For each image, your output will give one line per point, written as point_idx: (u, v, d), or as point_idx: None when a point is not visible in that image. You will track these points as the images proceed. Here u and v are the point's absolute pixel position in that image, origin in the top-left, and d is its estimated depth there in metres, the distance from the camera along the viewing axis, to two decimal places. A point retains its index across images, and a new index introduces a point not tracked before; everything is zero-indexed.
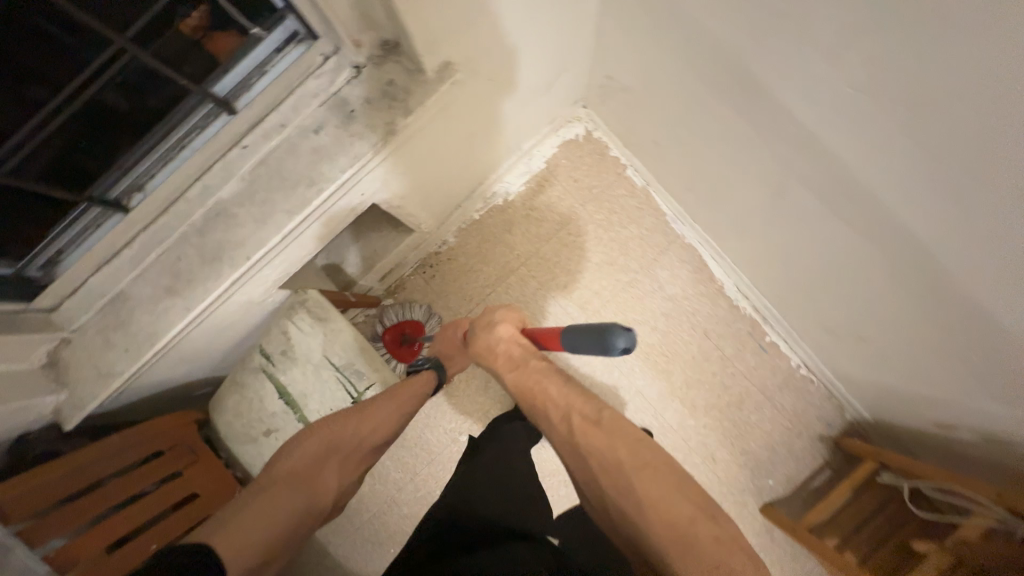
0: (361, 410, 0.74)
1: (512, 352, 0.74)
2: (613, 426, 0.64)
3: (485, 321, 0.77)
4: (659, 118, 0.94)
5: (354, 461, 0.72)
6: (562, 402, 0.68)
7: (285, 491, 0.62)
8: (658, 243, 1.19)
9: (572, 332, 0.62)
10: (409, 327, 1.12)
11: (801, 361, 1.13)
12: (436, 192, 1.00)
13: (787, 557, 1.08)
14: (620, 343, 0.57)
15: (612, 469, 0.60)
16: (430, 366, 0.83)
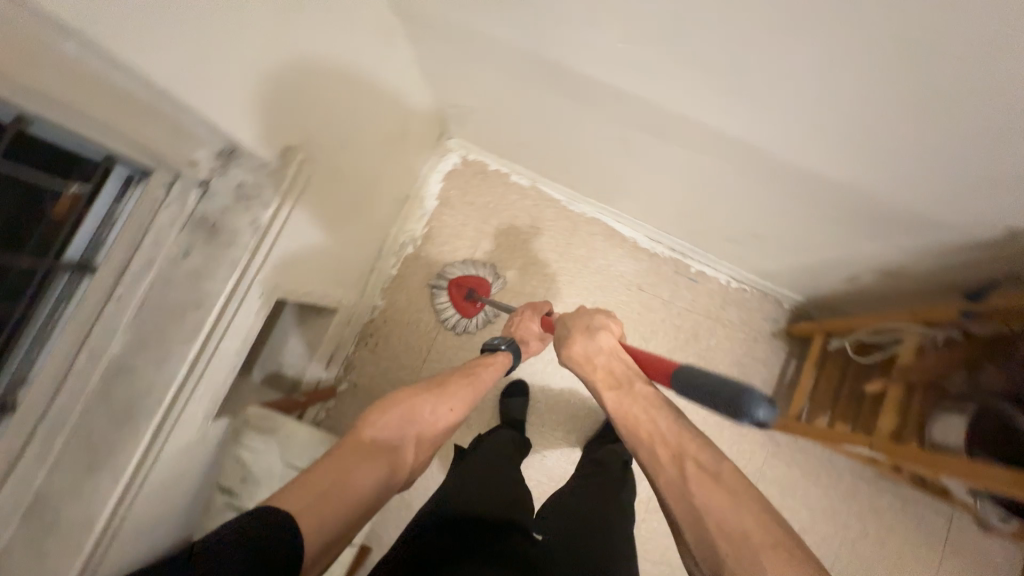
0: (440, 390, 0.79)
1: (614, 369, 0.76)
2: (733, 480, 0.58)
3: (585, 329, 0.82)
4: (514, 120, 1.01)
5: (426, 439, 0.74)
6: (672, 439, 0.64)
7: (374, 460, 0.63)
8: (566, 227, 1.25)
9: (705, 373, 0.64)
10: (474, 284, 1.19)
11: (728, 278, 1.21)
12: (342, 266, 1.02)
13: (798, 455, 1.12)
14: (761, 411, 0.58)
15: (731, 531, 0.54)
16: (511, 349, 0.93)
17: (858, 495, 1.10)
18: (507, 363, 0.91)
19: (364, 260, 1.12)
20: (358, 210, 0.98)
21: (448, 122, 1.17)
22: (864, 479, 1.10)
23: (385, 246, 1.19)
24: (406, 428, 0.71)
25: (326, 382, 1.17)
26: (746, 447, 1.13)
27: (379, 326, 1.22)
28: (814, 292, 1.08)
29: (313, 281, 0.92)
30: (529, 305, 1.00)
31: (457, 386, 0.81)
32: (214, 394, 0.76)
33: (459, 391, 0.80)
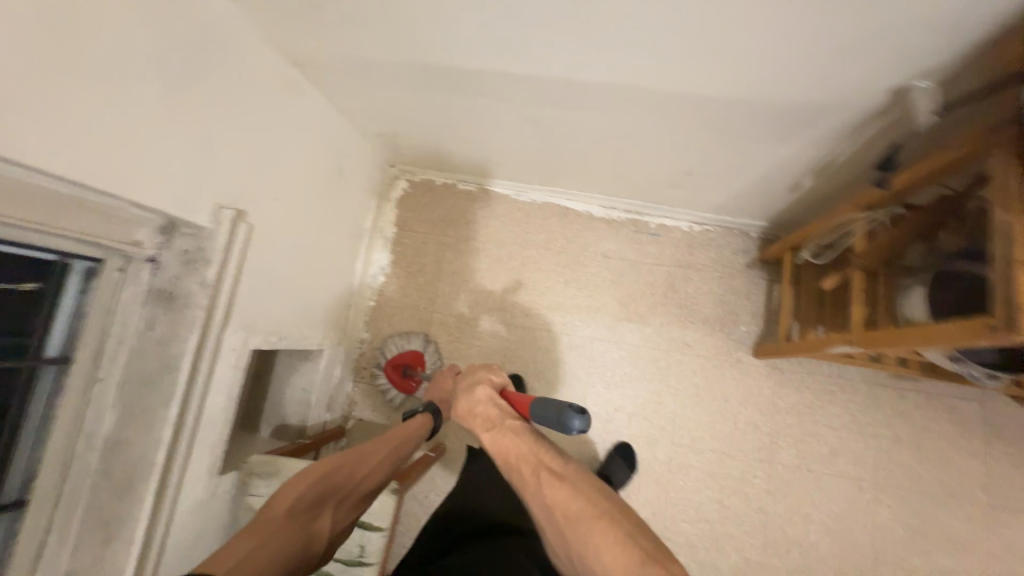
0: (366, 450, 0.73)
1: (489, 415, 0.67)
2: (581, 481, 0.54)
3: (467, 383, 0.74)
4: (436, 131, 1.06)
5: (347, 506, 0.68)
6: (529, 453, 0.59)
7: (288, 534, 0.57)
8: (521, 217, 1.28)
9: (541, 401, 0.63)
10: (409, 359, 1.16)
11: (689, 223, 1.21)
12: (314, 308, 1.07)
13: (807, 377, 1.09)
14: (576, 423, 0.59)
15: (574, 521, 0.50)
16: (431, 411, 0.89)
17: (879, 403, 1.05)
18: (425, 425, 0.85)
19: (337, 298, 1.17)
20: (314, 252, 1.04)
21: (385, 151, 1.23)
22: (881, 385, 1.06)
23: (356, 281, 1.25)
24: (330, 493, 0.64)
25: (333, 422, 1.21)
26: (750, 381, 1.11)
27: (370, 358, 1.26)
28: (771, 212, 1.07)
29: (285, 327, 0.97)
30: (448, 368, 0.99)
31: (382, 444, 0.76)
32: (213, 449, 0.81)
33: (386, 449, 0.76)
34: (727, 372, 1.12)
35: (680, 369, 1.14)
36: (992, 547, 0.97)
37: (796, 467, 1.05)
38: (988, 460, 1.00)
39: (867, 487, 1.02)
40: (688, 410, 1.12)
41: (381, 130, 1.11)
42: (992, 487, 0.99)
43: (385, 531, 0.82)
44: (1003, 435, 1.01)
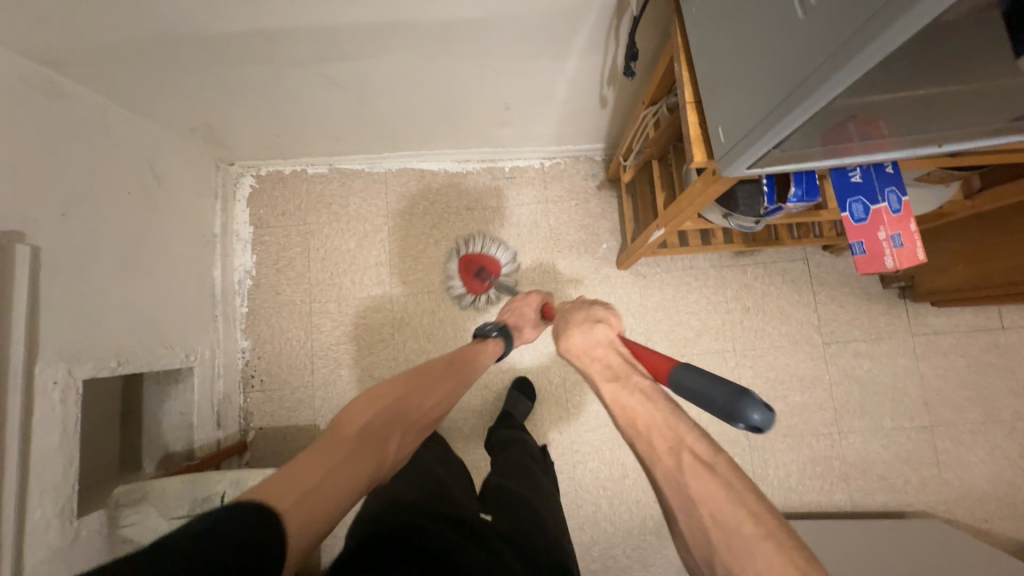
0: (426, 384, 0.66)
1: (611, 363, 0.56)
2: (738, 479, 0.40)
3: (581, 318, 0.63)
4: (251, 112, 1.00)
5: (412, 434, 0.61)
6: (665, 427, 0.44)
7: (358, 456, 0.50)
8: (379, 189, 1.27)
9: (701, 373, 0.51)
10: (487, 263, 1.13)
11: (540, 160, 1.26)
12: (163, 327, 1.00)
13: (665, 274, 1.20)
14: (755, 415, 0.45)
15: (730, 529, 0.38)
16: (501, 335, 0.83)
17: (727, 282, 1.19)
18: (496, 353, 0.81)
19: (197, 312, 1.11)
20: (146, 267, 0.96)
21: (213, 149, 1.15)
22: (726, 267, 1.19)
23: (218, 289, 1.18)
24: (392, 422, 0.57)
25: (229, 439, 1.15)
26: (620, 291, 1.20)
27: (256, 365, 1.21)
28: (602, 132, 1.14)
29: (126, 351, 0.90)
30: (538, 291, 0.93)
31: (442, 381, 0.69)
32: (59, 494, 0.75)
33: (445, 385, 0.69)
34: (599, 288, 1.21)
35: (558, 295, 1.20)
36: (831, 378, 1.14)
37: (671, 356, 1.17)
38: (817, 307, 1.17)
39: (730, 356, 1.16)
40: None
41: (192, 124, 1.03)
42: (823, 329, 1.16)
43: None
44: (826, 282, 1.17)
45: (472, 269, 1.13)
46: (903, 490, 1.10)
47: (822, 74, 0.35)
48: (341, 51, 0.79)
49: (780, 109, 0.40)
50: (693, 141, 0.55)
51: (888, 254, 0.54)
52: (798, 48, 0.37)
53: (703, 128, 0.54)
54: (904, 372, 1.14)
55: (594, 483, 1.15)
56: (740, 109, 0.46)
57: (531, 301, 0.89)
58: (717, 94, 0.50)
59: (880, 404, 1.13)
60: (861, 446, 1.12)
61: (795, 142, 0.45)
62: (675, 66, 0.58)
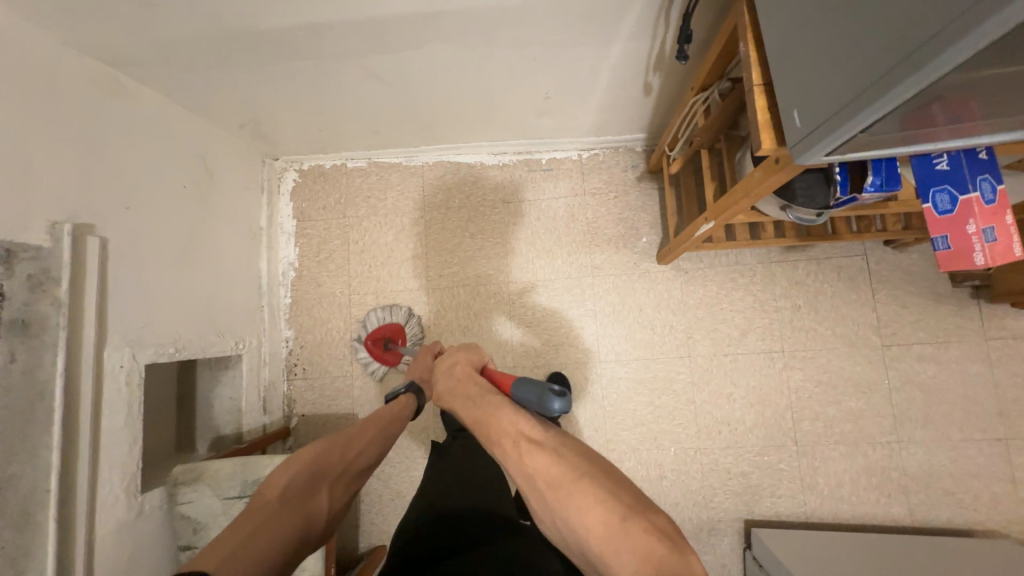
0: (347, 435, 0.68)
1: (468, 390, 0.62)
2: (565, 447, 0.46)
3: (445, 363, 0.71)
4: (295, 108, 1.03)
5: (344, 485, 0.62)
6: (508, 426, 0.51)
7: (277, 520, 0.52)
8: (416, 182, 1.28)
9: (523, 378, 0.56)
10: (390, 332, 1.17)
11: (578, 152, 1.23)
12: (215, 316, 1.05)
13: (708, 270, 1.15)
14: (556, 403, 0.52)
15: (558, 481, 0.43)
16: (410, 390, 0.85)
17: (776, 279, 1.12)
18: (411, 406, 0.82)
19: (245, 302, 1.15)
20: (199, 257, 1.01)
21: (259, 144, 1.19)
22: (775, 263, 1.13)
23: (264, 280, 1.23)
24: (318, 475, 0.59)
25: (274, 424, 1.20)
26: (659, 287, 1.16)
27: (299, 354, 1.26)
28: (643, 121, 1.10)
29: (182, 338, 0.95)
30: (427, 345, 0.97)
31: (367, 428, 0.71)
32: (125, 471, 0.80)
33: (372, 433, 0.71)
34: (637, 283, 1.17)
35: (594, 291, 1.18)
36: (890, 383, 1.07)
37: (713, 355, 1.13)
38: (876, 307, 1.09)
39: (777, 357, 1.11)
40: (609, 327, 1.16)
41: (240, 120, 1.07)
42: (883, 331, 1.08)
43: None
44: (887, 280, 1.09)
45: (379, 343, 1.18)
46: (972, 506, 1.02)
47: (955, 32, 0.30)
48: (382, 42, 0.79)
49: (876, 87, 0.36)
50: (760, 128, 0.51)
51: (977, 250, 0.49)
52: (916, 6, 0.32)
53: (773, 114, 0.50)
54: (976, 380, 1.05)
55: None
56: (828, 84, 0.41)
57: (423, 352, 0.92)
58: (795, 69, 0.45)
59: (946, 413, 1.05)
60: (924, 457, 1.04)
61: (886, 123, 0.41)
62: (740, 47, 0.54)
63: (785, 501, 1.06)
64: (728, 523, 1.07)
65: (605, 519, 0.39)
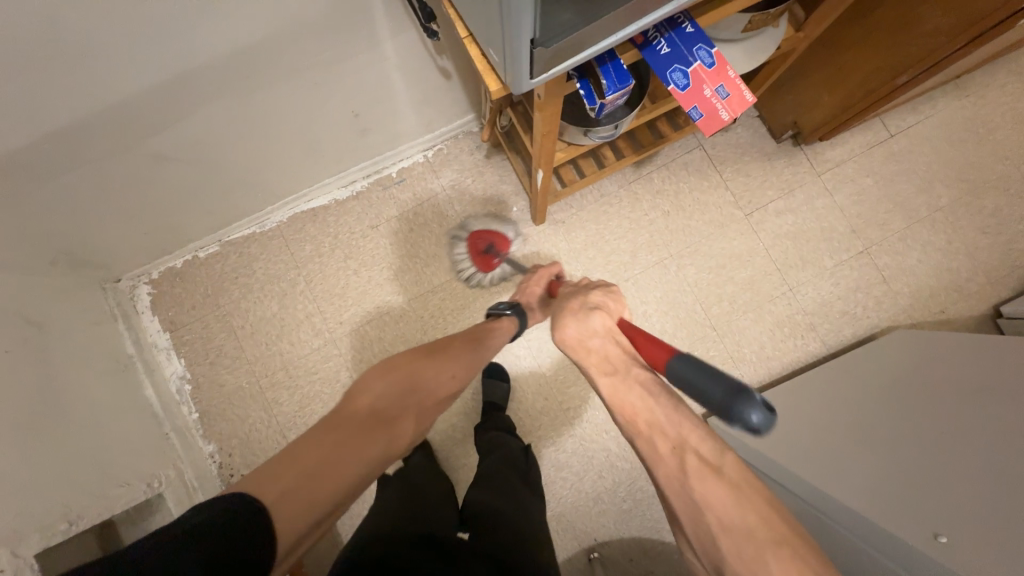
0: (448, 355, 0.64)
1: (610, 354, 0.55)
2: (742, 478, 0.44)
3: (577, 306, 0.60)
4: (105, 219, 0.94)
5: (434, 407, 0.61)
6: (669, 428, 0.47)
7: (363, 435, 0.51)
8: (279, 244, 1.22)
9: (700, 363, 0.51)
10: (497, 241, 1.11)
11: (423, 153, 1.24)
12: (110, 466, 0.95)
13: (581, 212, 1.20)
14: (754, 416, 0.46)
15: (733, 529, 0.43)
16: (516, 312, 0.81)
17: (640, 196, 1.20)
18: (515, 327, 0.80)
19: (140, 439, 1.05)
20: (64, 415, 0.90)
21: (89, 273, 1.08)
22: (632, 182, 1.20)
23: (158, 407, 1.13)
24: (409, 396, 0.57)
25: None
26: (548, 244, 1.20)
27: (231, 462, 1.17)
28: (464, 102, 1.12)
29: (74, 508, 0.85)
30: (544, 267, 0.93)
31: (465, 349, 0.67)
32: None
33: (470, 356, 0.67)
34: (527, 249, 1.20)
35: None
36: (764, 243, 1.18)
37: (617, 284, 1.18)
38: (728, 185, 1.19)
39: (670, 262, 1.18)
40: None
41: (50, 257, 0.96)
42: (741, 203, 1.19)
43: None
44: (727, 159, 1.20)
45: (481, 246, 1.11)
46: (865, 315, 1.15)
47: None
48: (150, 118, 0.74)
49: (505, 11, 0.38)
50: (486, 76, 0.53)
51: (722, 108, 0.55)
52: None
53: (486, 56, 0.53)
54: (825, 211, 1.18)
55: (595, 432, 1.15)
56: (491, 41, 0.45)
57: (540, 278, 0.89)
58: (472, 13, 0.47)
59: (815, 248, 1.17)
60: (814, 293, 1.16)
61: (557, 34, 0.43)
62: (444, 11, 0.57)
63: None
64: None
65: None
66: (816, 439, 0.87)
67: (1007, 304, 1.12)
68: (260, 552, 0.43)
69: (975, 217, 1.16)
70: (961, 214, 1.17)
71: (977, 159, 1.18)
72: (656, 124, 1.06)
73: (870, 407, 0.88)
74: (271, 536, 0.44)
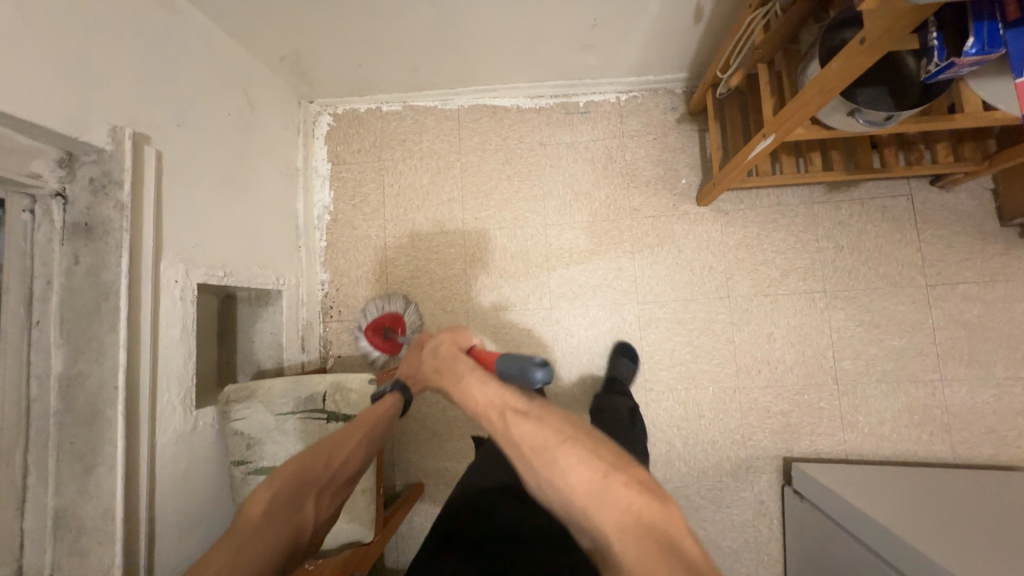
0: (334, 442, 0.72)
1: (455, 363, 0.68)
2: (548, 417, 0.52)
3: (433, 344, 0.76)
4: (338, 38, 1.02)
5: (330, 493, 0.70)
6: (494, 399, 0.57)
7: (258, 538, 0.60)
8: (451, 125, 1.26)
9: (509, 356, 0.68)
10: (391, 320, 1.14)
11: (617, 93, 1.21)
12: (258, 247, 1.06)
13: (749, 211, 1.14)
14: (540, 373, 0.64)
15: (535, 446, 0.49)
16: (399, 387, 0.82)
17: (819, 220, 1.11)
18: (403, 398, 0.82)
19: (284, 239, 1.15)
20: (242, 187, 1.01)
21: (296, 83, 1.19)
22: (817, 203, 1.12)
23: (301, 221, 1.23)
24: (302, 489, 0.66)
25: (312, 363, 1.22)
26: (701, 227, 1.15)
27: (334, 296, 1.26)
28: (688, 56, 1.08)
29: (229, 264, 0.95)
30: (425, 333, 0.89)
31: (356, 429, 0.75)
32: (179, 384, 0.80)
33: (362, 434, 0.75)
34: (678, 224, 1.16)
35: (632, 233, 1.17)
36: (934, 322, 1.06)
37: (753, 296, 1.12)
38: (922, 247, 1.07)
39: (819, 297, 1.10)
40: (648, 269, 1.15)
41: (281, 52, 1.06)
42: (928, 271, 1.07)
43: None
44: (933, 220, 1.08)
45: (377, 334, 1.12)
46: (1016, 444, 1.01)
47: None
48: None
49: None
50: None
51: None
52: None
53: None
54: (1023, 318, 1.03)
55: (668, 423, 1.11)
56: None
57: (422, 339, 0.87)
58: None
59: (991, 351, 1.04)
60: (968, 396, 1.03)
61: None
62: None
63: (824, 439, 1.06)
64: (768, 460, 1.07)
65: (589, 470, 0.45)
66: (890, 500, 0.83)
67: None
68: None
69: None
70: None
71: None
72: (881, 150, 0.99)
73: (977, 503, 0.80)
74: None
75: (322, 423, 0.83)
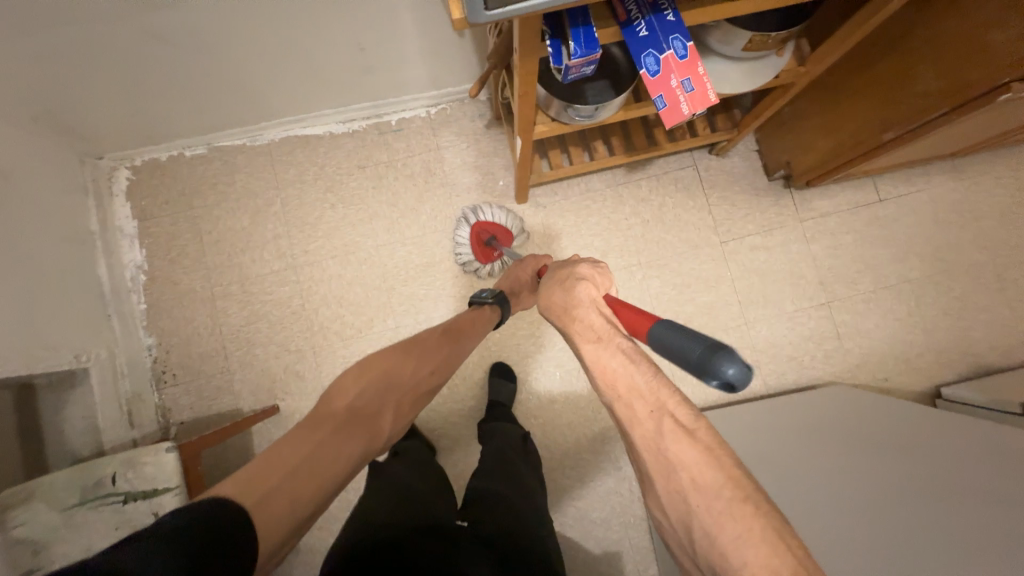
0: (423, 353, 0.68)
1: (593, 322, 0.51)
2: (720, 448, 0.41)
3: (565, 274, 0.57)
4: (93, 88, 0.94)
5: (411, 402, 0.64)
6: (648, 392, 0.44)
7: (344, 432, 0.54)
8: (265, 162, 1.23)
9: (684, 328, 0.47)
10: (499, 232, 1.13)
11: (426, 108, 1.24)
12: (44, 328, 0.95)
13: (564, 201, 1.21)
14: (730, 371, 0.41)
15: (708, 494, 0.39)
16: (499, 302, 0.81)
17: (624, 200, 1.21)
18: (494, 318, 0.82)
19: (79, 312, 1.04)
20: (8, 265, 0.90)
21: (70, 142, 1.08)
22: (620, 185, 1.21)
23: (108, 288, 1.13)
24: (387, 391, 0.61)
25: (147, 438, 1.12)
26: (524, 223, 1.21)
27: (166, 360, 1.17)
28: (475, 66, 1.13)
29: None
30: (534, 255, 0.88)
31: (440, 344, 0.71)
32: None
33: (442, 353, 0.70)
34: None
35: None
36: (732, 273, 1.19)
37: None
38: (711, 210, 1.20)
39: (636, 270, 1.19)
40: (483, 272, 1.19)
41: (32, 112, 0.96)
42: (719, 229, 1.20)
43: (174, 487, 0.81)
44: (716, 185, 1.21)
45: (483, 238, 1.13)
46: (811, 365, 1.16)
47: None
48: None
49: None
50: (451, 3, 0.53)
51: (684, 101, 0.57)
52: None
53: None
54: (797, 257, 1.19)
55: (524, 415, 1.16)
56: None
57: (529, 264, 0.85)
58: None
59: (780, 290, 1.18)
60: (768, 332, 1.17)
61: None
62: None
63: None
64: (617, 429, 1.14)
65: (774, 561, 0.36)
66: (820, 520, 0.77)
67: (948, 387, 1.13)
68: (242, 546, 0.42)
69: (940, 297, 1.17)
70: (928, 292, 1.18)
71: (956, 241, 1.19)
72: (653, 131, 1.09)
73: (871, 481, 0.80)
74: (257, 528, 0.44)
75: (117, 506, 0.79)
